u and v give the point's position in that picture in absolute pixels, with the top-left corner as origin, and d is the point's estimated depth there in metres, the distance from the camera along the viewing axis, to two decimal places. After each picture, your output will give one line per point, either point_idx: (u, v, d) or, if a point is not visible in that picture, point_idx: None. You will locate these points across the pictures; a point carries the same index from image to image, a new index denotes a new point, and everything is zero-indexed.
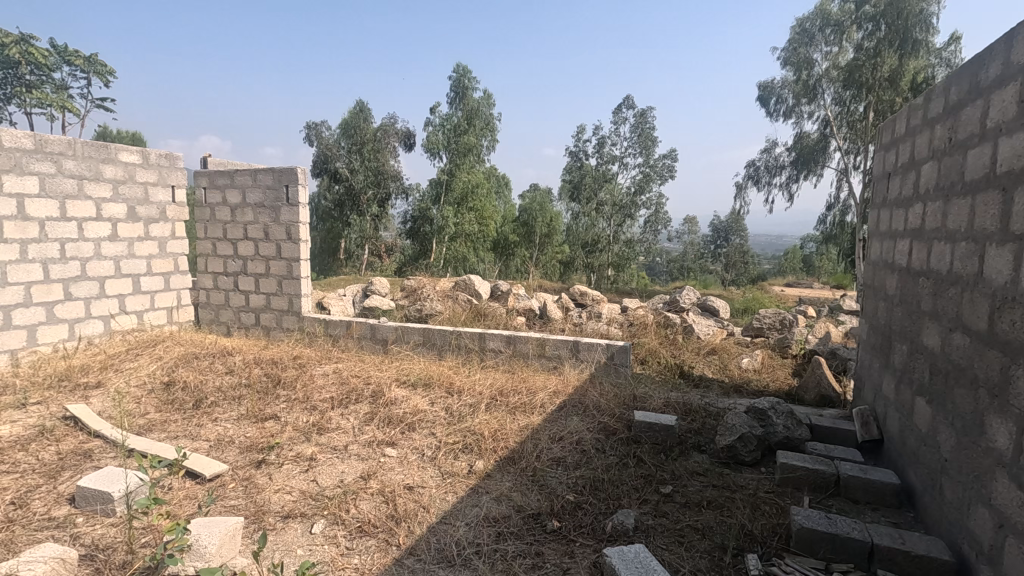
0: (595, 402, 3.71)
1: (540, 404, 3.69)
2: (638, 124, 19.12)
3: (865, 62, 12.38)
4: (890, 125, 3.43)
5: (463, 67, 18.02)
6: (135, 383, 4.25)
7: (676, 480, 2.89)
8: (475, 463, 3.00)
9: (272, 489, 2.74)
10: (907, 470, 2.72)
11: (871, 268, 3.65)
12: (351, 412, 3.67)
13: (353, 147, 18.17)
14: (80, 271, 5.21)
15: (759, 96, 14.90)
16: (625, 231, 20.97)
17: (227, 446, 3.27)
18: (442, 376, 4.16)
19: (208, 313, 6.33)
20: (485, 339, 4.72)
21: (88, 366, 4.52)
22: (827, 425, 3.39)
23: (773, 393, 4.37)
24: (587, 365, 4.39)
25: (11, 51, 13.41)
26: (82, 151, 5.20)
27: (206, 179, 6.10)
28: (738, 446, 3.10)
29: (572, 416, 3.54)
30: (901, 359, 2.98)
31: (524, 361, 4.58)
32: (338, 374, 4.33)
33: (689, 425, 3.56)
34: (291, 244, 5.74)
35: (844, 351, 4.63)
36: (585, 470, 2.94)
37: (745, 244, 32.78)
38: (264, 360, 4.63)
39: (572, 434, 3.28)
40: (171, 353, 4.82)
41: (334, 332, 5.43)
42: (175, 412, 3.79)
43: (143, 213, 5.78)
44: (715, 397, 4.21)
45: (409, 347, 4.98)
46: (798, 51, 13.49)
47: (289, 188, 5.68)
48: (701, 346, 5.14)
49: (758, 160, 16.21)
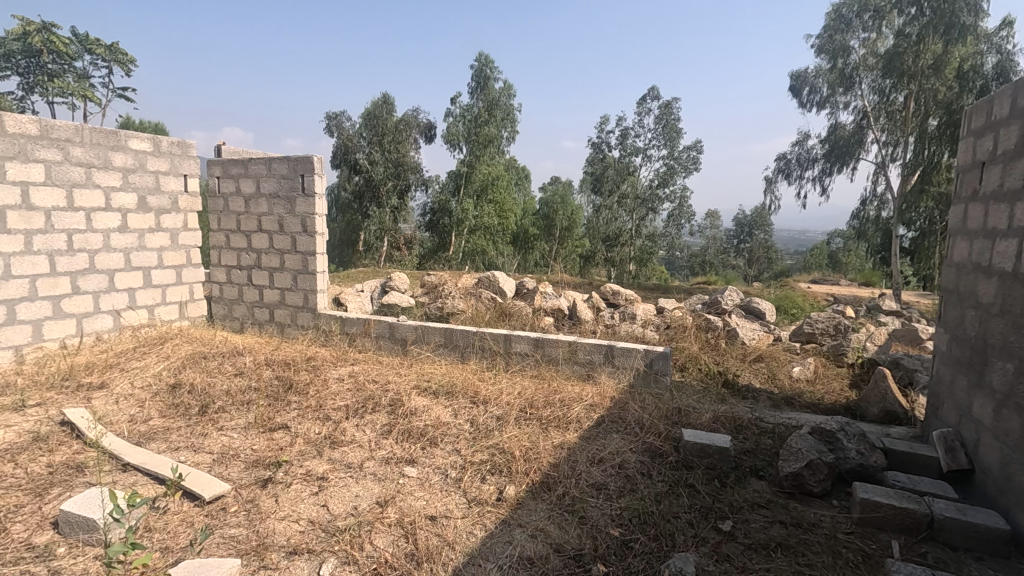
0: (637, 417, 3.33)
1: (576, 418, 3.32)
2: (662, 115, 18.53)
3: (906, 49, 11.63)
4: (986, 106, 2.97)
5: (484, 57, 17.63)
6: (140, 385, 3.98)
7: (736, 515, 2.50)
8: (505, 489, 2.65)
9: (276, 516, 2.43)
10: (1017, 512, 2.32)
11: (955, 272, 3.21)
12: (367, 423, 3.35)
13: (374, 139, 17.91)
14: (88, 263, 4.98)
15: (791, 86, 14.27)
16: (647, 225, 20.51)
17: (232, 460, 2.97)
18: (466, 384, 3.81)
19: (220, 308, 6.10)
20: (511, 342, 4.36)
21: (94, 365, 4.28)
22: (904, 449, 2.98)
23: (830, 406, 3.96)
24: (623, 373, 4.01)
25: (34, 40, 13.39)
26: (91, 137, 4.95)
27: (219, 168, 5.84)
28: (806, 474, 2.69)
29: (612, 434, 3.16)
30: (1003, 379, 2.57)
31: (553, 367, 4.21)
32: (354, 379, 4.02)
33: (742, 446, 3.17)
34: (306, 237, 5.44)
35: (909, 361, 4.16)
36: (631, 501, 2.57)
37: (769, 239, 32.00)
38: (276, 361, 4.36)
39: (613, 456, 2.91)
40: (179, 352, 4.55)
41: (351, 330, 5.12)
42: (180, 418, 3.52)
43: (154, 203, 5.53)
44: (766, 410, 3.81)
45: (429, 348, 4.65)
46: (834, 38, 12.78)
47: (305, 177, 5.38)
48: (746, 352, 4.71)
49: (789, 152, 15.52)
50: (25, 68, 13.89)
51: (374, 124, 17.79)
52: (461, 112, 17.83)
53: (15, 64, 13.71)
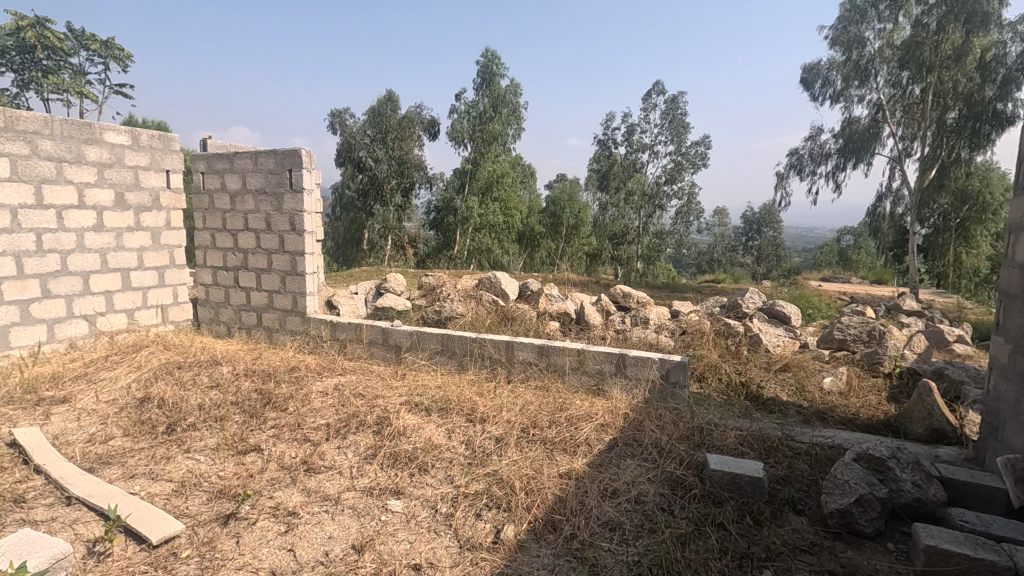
0: (654, 439, 2.94)
1: (585, 440, 2.93)
2: (669, 110, 18.03)
3: (925, 38, 11.15)
4: None
5: (491, 53, 17.27)
6: (106, 400, 3.63)
7: (776, 562, 2.10)
8: (503, 529, 2.28)
9: (231, 566, 2.06)
10: None
11: (1019, 274, 2.78)
12: (349, 445, 2.98)
13: (377, 136, 17.59)
14: (59, 265, 4.65)
15: (803, 79, 13.47)
16: (654, 223, 20.11)
17: (193, 490, 2.60)
18: (462, 398, 3.43)
19: (207, 311, 5.75)
20: (513, 349, 3.98)
21: (60, 375, 3.94)
22: (965, 479, 2.57)
23: (866, 423, 3.56)
24: (637, 384, 3.62)
25: (27, 35, 13.15)
26: (62, 129, 4.62)
27: (204, 163, 5.48)
28: (855, 511, 2.30)
29: (626, 459, 2.79)
30: None
31: (559, 377, 3.83)
32: (340, 392, 3.65)
33: (775, 472, 2.77)
34: (294, 236, 5.08)
35: (954, 372, 3.75)
36: (650, 544, 2.18)
37: (778, 237, 31.58)
38: (257, 371, 4.01)
39: (629, 487, 2.53)
40: (152, 361, 4.18)
41: (342, 336, 4.76)
42: (143, 438, 3.16)
43: (133, 200, 5.18)
44: (797, 428, 3.42)
45: (425, 357, 4.28)
46: (848, 30, 12.17)
47: (293, 172, 5.01)
48: (771, 361, 4.29)
49: (801, 147, 15.01)
50: (20, 64, 13.63)
51: (378, 122, 17.42)
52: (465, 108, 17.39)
53: (10, 60, 13.47)
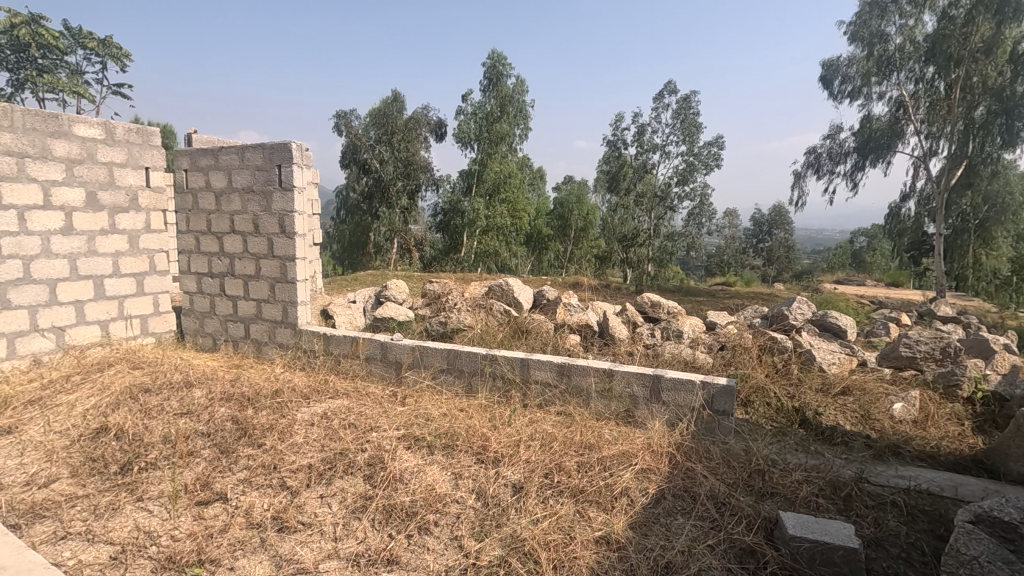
0: (710, 489, 2.41)
1: (623, 490, 2.38)
2: (680, 110, 17.42)
3: (954, 31, 10.49)
4: None
5: (496, 53, 16.47)
6: (57, 431, 3.11)
7: None
8: None
9: None
10: None
11: None
12: (333, 495, 2.45)
13: (382, 137, 17.17)
14: (21, 272, 4.16)
15: (822, 75, 12.65)
16: (665, 224, 18.68)
17: (135, 559, 2.07)
18: (471, 432, 2.89)
19: (191, 322, 5.23)
20: (529, 368, 3.43)
21: (9, 400, 3.42)
22: None
23: (950, 459, 2.98)
24: (676, 412, 3.07)
25: (20, 32, 12.78)
26: (25, 121, 4.13)
27: (187, 159, 4.98)
28: None
29: (677, 518, 2.24)
30: None
31: (582, 402, 3.29)
32: (328, 422, 3.13)
33: (865, 532, 2.22)
34: (284, 240, 4.56)
35: None
36: None
37: (789, 239, 31.24)
38: (235, 396, 3.49)
39: (689, 561, 1.98)
40: (120, 382, 3.68)
41: (336, 351, 4.22)
42: (91, 482, 2.62)
43: (107, 200, 4.69)
44: (872, 466, 2.86)
45: (428, 375, 3.75)
46: (869, 23, 11.30)
47: (282, 169, 4.50)
48: (828, 383, 3.71)
49: (819, 146, 14.35)
50: (14, 64, 13.30)
51: (382, 122, 17.08)
52: (472, 110, 16.78)
53: (4, 59, 13.13)
